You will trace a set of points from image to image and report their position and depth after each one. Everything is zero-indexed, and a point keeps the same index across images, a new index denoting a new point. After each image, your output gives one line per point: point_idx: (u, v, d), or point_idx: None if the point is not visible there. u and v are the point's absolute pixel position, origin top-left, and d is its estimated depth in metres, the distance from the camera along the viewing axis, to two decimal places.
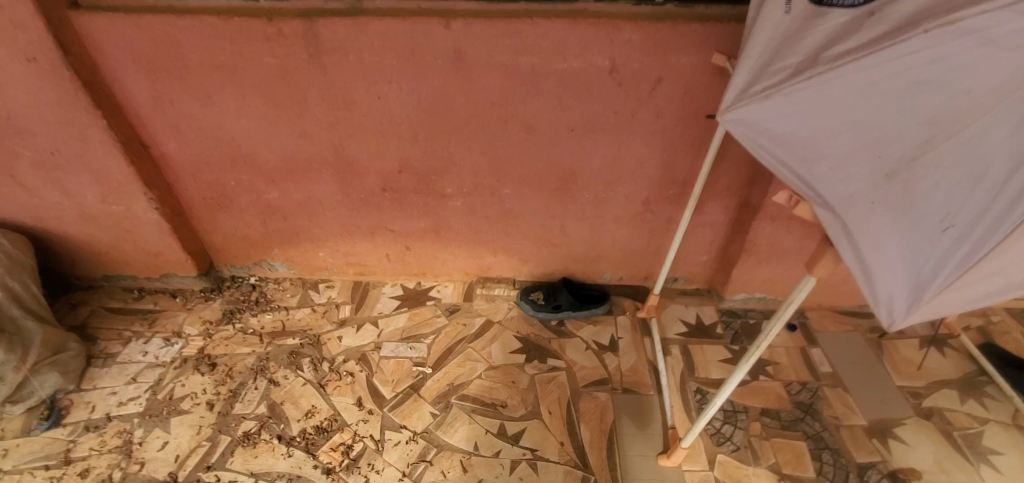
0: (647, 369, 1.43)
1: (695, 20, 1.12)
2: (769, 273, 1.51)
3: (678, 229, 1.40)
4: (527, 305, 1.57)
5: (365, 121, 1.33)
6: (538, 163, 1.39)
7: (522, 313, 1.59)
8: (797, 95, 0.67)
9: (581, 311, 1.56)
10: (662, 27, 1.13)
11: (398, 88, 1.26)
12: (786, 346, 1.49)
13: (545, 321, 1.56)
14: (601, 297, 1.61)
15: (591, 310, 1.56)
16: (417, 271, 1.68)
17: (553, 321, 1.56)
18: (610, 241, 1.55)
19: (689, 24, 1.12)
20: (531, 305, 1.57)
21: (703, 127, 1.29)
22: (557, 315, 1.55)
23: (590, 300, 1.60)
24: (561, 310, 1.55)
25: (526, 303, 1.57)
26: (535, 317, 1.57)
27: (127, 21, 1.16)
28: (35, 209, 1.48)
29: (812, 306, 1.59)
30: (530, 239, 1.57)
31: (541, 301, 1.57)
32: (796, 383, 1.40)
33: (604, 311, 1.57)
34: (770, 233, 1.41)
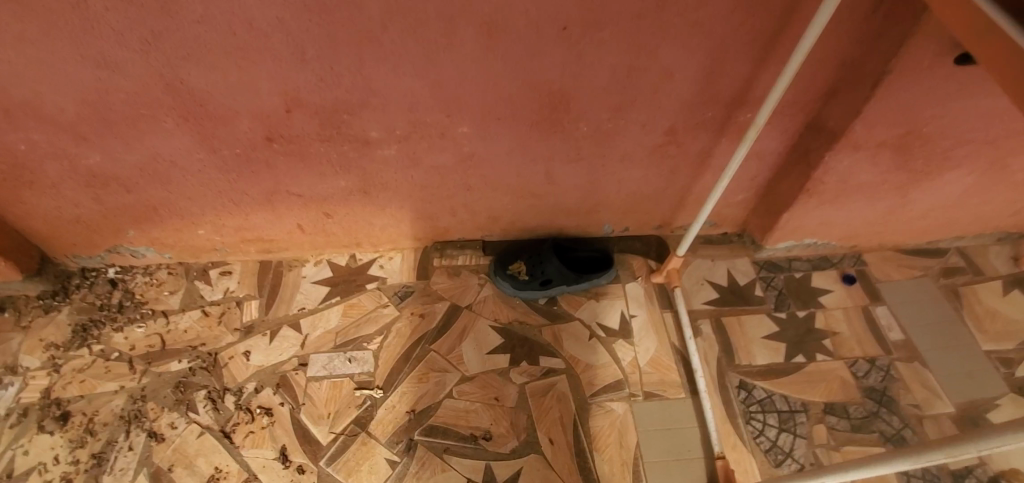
0: (674, 360, 1.07)
1: None
2: (829, 215, 1.11)
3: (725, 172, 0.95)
4: (507, 283, 1.14)
5: (208, 34, 0.76)
6: (510, 85, 0.87)
7: (499, 293, 1.17)
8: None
9: (578, 285, 1.14)
10: None
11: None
12: (845, 308, 1.15)
13: (532, 302, 1.15)
14: (602, 259, 1.18)
15: (591, 282, 1.14)
16: (347, 242, 1.20)
17: (543, 301, 1.15)
18: (615, 187, 1.10)
19: None
20: (512, 282, 1.14)
21: (778, 11, 0.79)
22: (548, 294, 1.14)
23: (588, 268, 1.18)
24: (552, 286, 1.13)
25: (504, 280, 1.14)
26: (518, 297, 1.15)
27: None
28: None
29: (872, 247, 1.23)
30: (504, 193, 1.10)
31: (524, 276, 1.14)
32: (862, 360, 1.09)
33: (607, 281, 1.16)
34: (845, 167, 0.99)
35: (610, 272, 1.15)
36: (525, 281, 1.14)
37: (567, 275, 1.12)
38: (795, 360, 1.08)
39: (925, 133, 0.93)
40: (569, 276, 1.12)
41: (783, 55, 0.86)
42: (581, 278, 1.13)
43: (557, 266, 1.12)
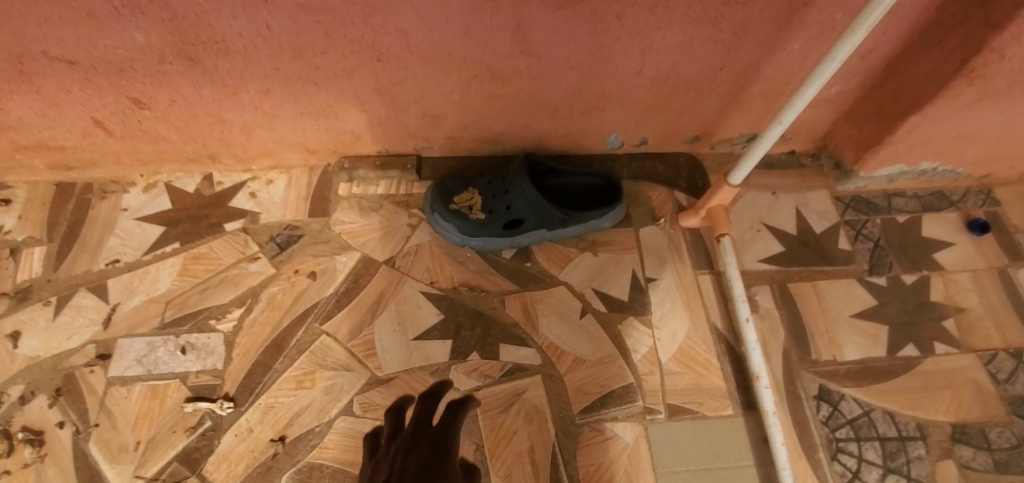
0: (717, 355, 0.67)
1: None
2: (981, 122, 0.67)
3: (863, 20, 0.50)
4: (451, 225, 0.70)
5: None
6: None
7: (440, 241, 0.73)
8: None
9: (563, 232, 0.71)
10: None
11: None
12: (974, 271, 0.75)
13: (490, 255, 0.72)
14: (603, 190, 0.74)
15: (585, 225, 0.71)
16: (192, 156, 0.74)
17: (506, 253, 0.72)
18: (635, 64, 0.64)
19: None
20: (459, 223, 0.70)
21: None
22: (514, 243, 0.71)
23: (580, 202, 0.74)
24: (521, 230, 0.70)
25: (447, 220, 0.70)
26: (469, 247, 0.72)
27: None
28: None
29: (1010, 179, 0.80)
30: (441, 74, 0.63)
31: (477, 216, 0.69)
32: (1004, 354, 0.69)
33: (609, 226, 0.73)
34: None
35: (616, 210, 0.72)
36: (478, 222, 0.69)
37: (547, 214, 0.68)
38: (902, 354, 0.69)
39: None
40: (549, 216, 0.69)
41: None
42: (568, 220, 0.69)
43: (529, 198, 0.68)
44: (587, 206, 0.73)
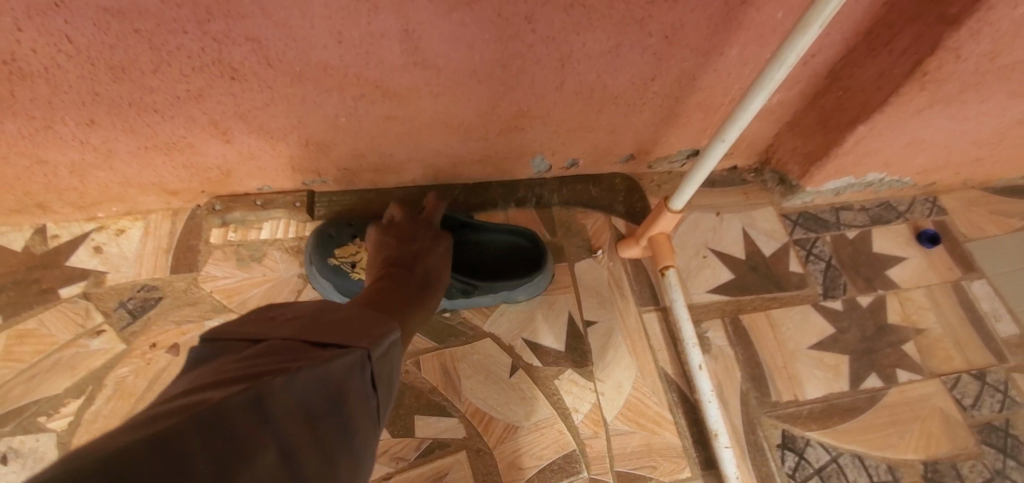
0: (670, 407, 0.58)
1: None
2: (925, 129, 0.62)
3: (814, 20, 0.43)
4: (327, 283, 0.58)
5: None
6: None
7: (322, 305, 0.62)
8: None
9: (465, 302, 0.59)
10: None
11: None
12: (927, 286, 0.71)
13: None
14: (529, 254, 0.62)
15: (491, 297, 0.59)
16: (13, 205, 0.59)
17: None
18: (554, 77, 0.54)
19: None
20: (337, 282, 0.58)
21: None
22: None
23: (496, 266, 0.62)
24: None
25: (324, 277, 0.58)
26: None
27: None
28: None
29: (952, 187, 0.78)
30: (320, 94, 0.51)
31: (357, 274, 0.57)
32: (967, 376, 0.64)
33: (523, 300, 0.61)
34: (1009, 21, 0.49)
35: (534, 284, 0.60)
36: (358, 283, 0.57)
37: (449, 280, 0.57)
38: (865, 386, 0.63)
39: None
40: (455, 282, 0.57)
41: None
42: (470, 290, 0.58)
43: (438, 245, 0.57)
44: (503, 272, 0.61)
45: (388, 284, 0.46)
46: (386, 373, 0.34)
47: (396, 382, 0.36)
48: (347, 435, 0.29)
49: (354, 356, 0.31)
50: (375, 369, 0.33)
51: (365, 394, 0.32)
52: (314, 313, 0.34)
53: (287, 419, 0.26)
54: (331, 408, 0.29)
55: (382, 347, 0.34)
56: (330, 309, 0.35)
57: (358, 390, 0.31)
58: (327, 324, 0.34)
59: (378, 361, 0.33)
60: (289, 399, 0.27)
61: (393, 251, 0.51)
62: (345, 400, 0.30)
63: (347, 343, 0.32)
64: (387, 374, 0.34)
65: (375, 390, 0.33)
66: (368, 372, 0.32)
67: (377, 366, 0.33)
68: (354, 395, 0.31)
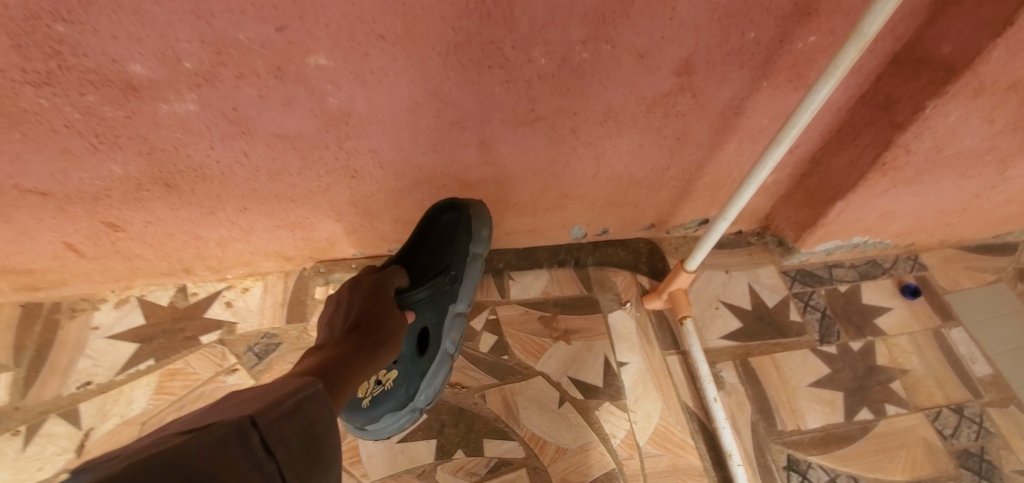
0: (690, 433, 0.70)
1: None
2: (895, 201, 0.76)
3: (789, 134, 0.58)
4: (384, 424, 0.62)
5: None
6: None
7: (392, 434, 0.65)
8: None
9: (465, 290, 0.67)
10: None
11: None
12: (912, 332, 0.83)
13: (441, 388, 0.66)
14: (456, 219, 0.69)
15: (465, 269, 0.68)
16: (166, 269, 0.74)
17: (449, 369, 0.66)
18: (592, 168, 0.70)
19: None
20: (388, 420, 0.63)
21: None
22: (446, 361, 0.65)
23: (442, 255, 0.70)
24: (432, 346, 0.65)
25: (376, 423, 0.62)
26: (415, 413, 0.64)
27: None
28: None
29: (929, 246, 0.92)
30: (414, 185, 0.68)
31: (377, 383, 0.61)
32: (947, 409, 0.75)
33: (490, 235, 0.68)
34: (947, 126, 0.63)
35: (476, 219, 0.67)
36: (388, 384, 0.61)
37: (428, 292, 0.67)
38: (858, 418, 0.74)
39: None
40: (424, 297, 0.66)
41: None
42: (453, 276, 0.67)
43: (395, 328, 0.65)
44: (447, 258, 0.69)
45: (329, 347, 0.52)
46: (293, 435, 0.36)
47: (334, 426, 0.40)
48: None
49: (230, 427, 0.32)
50: (266, 436, 0.34)
51: (258, 462, 0.32)
52: (199, 413, 0.35)
53: None
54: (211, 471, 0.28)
55: (282, 411, 0.36)
56: (222, 404, 0.37)
57: (246, 456, 0.31)
58: (224, 411, 0.35)
59: (271, 428, 0.34)
60: (159, 466, 0.27)
61: (332, 325, 0.58)
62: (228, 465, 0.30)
63: (224, 420, 0.33)
64: (288, 432, 0.35)
65: (273, 456, 0.33)
66: (259, 437, 0.33)
67: (272, 435, 0.34)
68: (238, 459, 0.31)
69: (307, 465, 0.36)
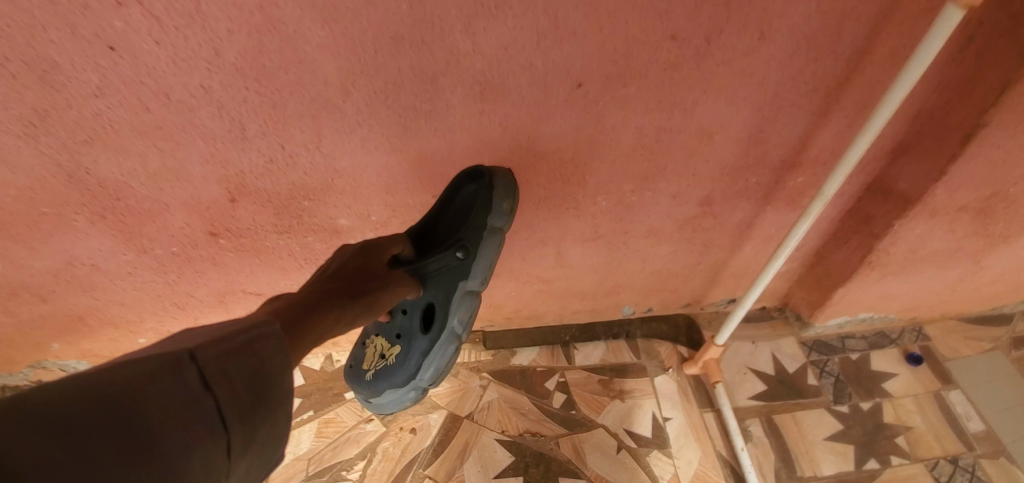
0: (724, 476, 0.89)
1: None
2: (889, 287, 0.95)
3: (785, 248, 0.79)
4: (393, 399, 0.73)
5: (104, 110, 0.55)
6: (514, 160, 0.69)
7: (405, 407, 0.75)
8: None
9: (476, 267, 0.70)
10: None
11: (143, 11, 0.47)
12: (915, 394, 0.99)
13: (447, 361, 0.72)
14: (477, 187, 0.68)
15: (478, 240, 0.69)
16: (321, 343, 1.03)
17: (452, 347, 0.71)
18: (639, 266, 0.93)
19: None
20: (395, 394, 0.73)
21: (846, 53, 0.62)
22: (450, 337, 0.71)
23: (460, 223, 0.71)
24: (438, 323, 0.70)
25: (386, 399, 0.74)
26: (421, 388, 0.73)
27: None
28: None
29: (931, 319, 1.08)
30: (505, 281, 0.93)
31: (386, 360, 0.72)
32: (943, 461, 0.91)
33: (512, 209, 0.68)
34: (917, 235, 0.82)
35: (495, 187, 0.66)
36: (394, 363, 0.72)
37: (438, 262, 0.70)
38: (866, 467, 0.90)
39: (1013, 192, 0.77)
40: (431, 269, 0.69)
41: (847, 108, 0.69)
42: (464, 248, 0.69)
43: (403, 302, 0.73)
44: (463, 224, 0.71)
45: (310, 290, 0.58)
46: (237, 372, 0.41)
47: (286, 370, 0.45)
48: (158, 423, 0.35)
49: (167, 362, 0.38)
50: (205, 369, 0.39)
51: (193, 396, 0.38)
52: (160, 344, 0.42)
53: (77, 419, 0.33)
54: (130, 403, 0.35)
55: (228, 348, 0.42)
56: (185, 337, 0.43)
57: (180, 388, 0.37)
58: (178, 344, 0.42)
59: (212, 362, 0.40)
60: (86, 401, 0.33)
61: (326, 268, 0.64)
62: (149, 396, 0.36)
63: (165, 353, 0.39)
64: (227, 368, 0.41)
65: (211, 391, 0.39)
66: (197, 371, 0.39)
67: (212, 373, 0.40)
68: (167, 391, 0.37)
69: (251, 402, 0.41)
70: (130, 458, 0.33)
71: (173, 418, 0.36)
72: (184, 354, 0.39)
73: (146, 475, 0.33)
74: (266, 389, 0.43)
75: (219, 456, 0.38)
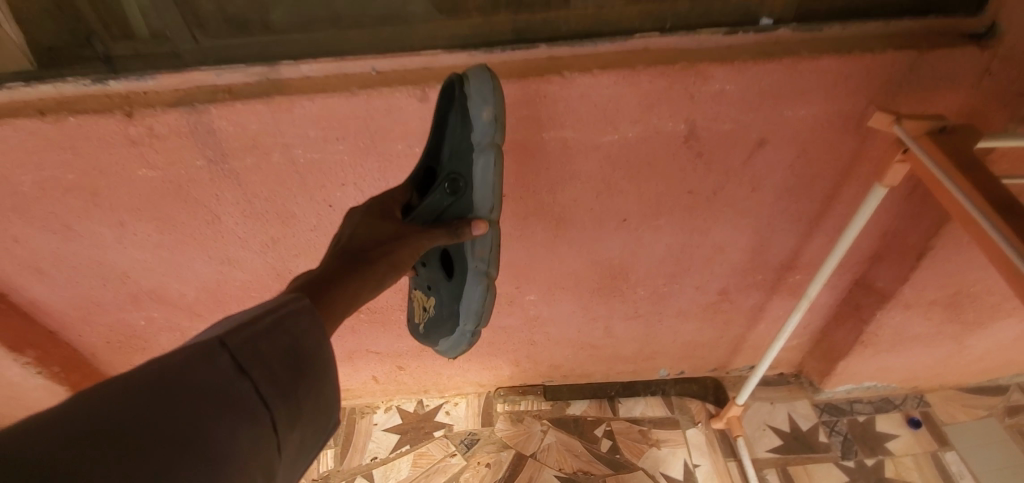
0: None
1: (832, 51, 0.65)
2: (884, 361, 1.14)
3: (783, 331, 1.00)
4: (445, 343, 0.80)
5: (311, 238, 0.86)
6: (575, 263, 0.95)
7: (462, 352, 0.80)
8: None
9: (478, 196, 0.66)
10: (776, 70, 0.65)
11: (355, 189, 0.77)
12: (915, 453, 1.16)
13: (482, 302, 0.72)
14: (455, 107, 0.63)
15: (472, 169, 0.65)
16: (415, 390, 1.31)
17: (482, 287, 0.71)
18: (671, 337, 1.16)
19: (823, 60, 0.65)
20: (448, 338, 0.79)
21: (820, 198, 0.85)
22: (477, 276, 0.71)
23: (454, 148, 0.67)
24: (461, 269, 0.73)
25: (441, 343, 0.81)
26: (469, 332, 0.76)
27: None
28: None
29: (933, 387, 1.24)
30: (562, 348, 1.19)
31: (432, 311, 0.81)
32: None
33: (495, 117, 0.60)
34: (898, 321, 1.02)
35: (469, 100, 0.60)
36: (441, 311, 0.79)
37: (437, 201, 0.68)
38: None
39: (975, 291, 0.96)
40: (434, 211, 0.69)
41: (828, 230, 0.91)
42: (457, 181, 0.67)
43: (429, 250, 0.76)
44: (456, 154, 0.67)
45: (325, 266, 0.61)
46: (269, 353, 0.46)
47: (324, 342, 0.51)
48: (194, 421, 0.39)
49: (203, 351, 0.43)
50: (237, 354, 0.44)
51: (231, 379, 0.42)
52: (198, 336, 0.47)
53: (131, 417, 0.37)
54: (170, 401, 0.39)
55: (254, 333, 0.46)
56: (221, 323, 0.48)
57: (217, 374, 0.42)
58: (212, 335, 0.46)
59: (242, 346, 0.45)
60: (134, 398, 0.38)
61: (343, 231, 0.67)
62: (188, 386, 0.40)
63: (201, 344, 0.43)
64: (255, 351, 0.45)
65: (248, 373, 0.44)
66: (230, 357, 0.44)
67: (246, 355, 0.44)
68: (205, 380, 0.41)
69: (290, 378, 0.47)
70: (186, 451, 0.37)
71: (218, 399, 0.41)
72: (215, 343, 0.44)
73: (206, 456, 0.38)
74: (300, 365, 0.48)
75: (269, 428, 0.43)
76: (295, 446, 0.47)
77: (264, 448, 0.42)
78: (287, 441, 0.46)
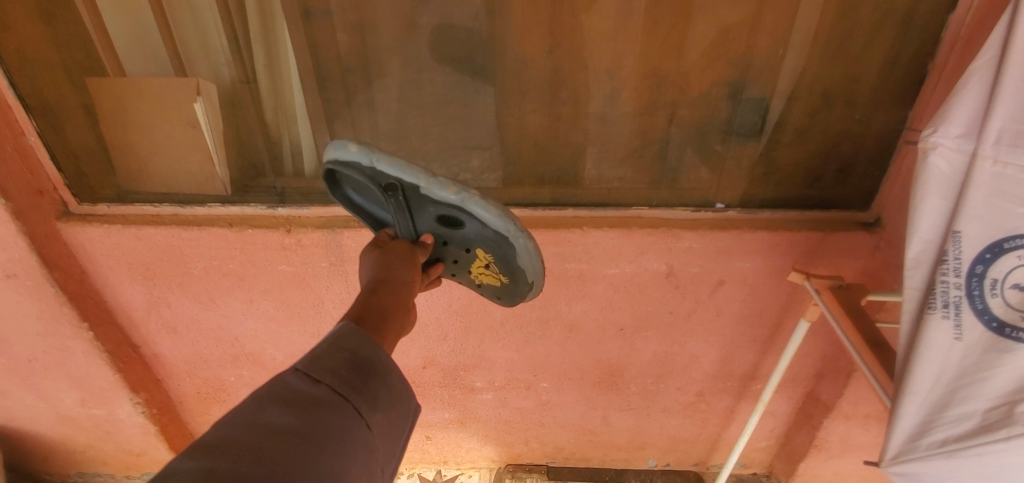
0: None
1: (763, 228, 0.96)
2: (837, 465, 1.35)
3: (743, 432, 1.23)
4: (522, 259, 0.80)
5: None
6: (582, 359, 1.22)
7: (539, 252, 0.79)
8: (977, 386, 0.58)
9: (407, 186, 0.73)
10: (727, 236, 0.97)
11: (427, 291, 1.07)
12: None
13: (491, 210, 0.74)
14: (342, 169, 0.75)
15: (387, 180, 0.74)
16: (436, 459, 1.52)
17: (478, 202, 0.73)
18: (657, 429, 1.39)
19: (757, 233, 0.96)
20: (517, 256, 0.80)
21: (769, 325, 1.13)
22: (469, 201, 0.73)
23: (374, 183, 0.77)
24: (464, 218, 0.77)
25: (521, 261, 0.81)
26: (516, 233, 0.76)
27: (96, 228, 1.00)
28: (16, 413, 1.30)
29: None
30: (566, 431, 1.41)
31: (492, 257, 0.83)
32: None
33: (355, 146, 0.72)
34: (843, 430, 1.25)
35: (341, 156, 0.73)
36: (493, 247, 0.81)
37: (401, 209, 0.77)
38: None
39: None
40: (404, 209, 0.78)
41: (778, 350, 1.18)
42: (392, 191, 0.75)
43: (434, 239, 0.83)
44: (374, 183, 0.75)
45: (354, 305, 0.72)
46: (337, 366, 0.59)
47: (376, 351, 0.63)
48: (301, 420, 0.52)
49: (291, 379, 0.56)
50: (312, 371, 0.57)
51: (312, 389, 0.56)
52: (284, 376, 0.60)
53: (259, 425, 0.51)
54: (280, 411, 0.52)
55: (318, 356, 0.59)
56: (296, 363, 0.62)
57: (306, 389, 0.56)
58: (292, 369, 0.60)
59: (314, 366, 0.58)
60: (255, 414, 0.52)
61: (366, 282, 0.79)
62: (289, 400, 0.54)
63: (287, 374, 0.57)
64: (326, 366, 0.58)
65: (321, 383, 0.57)
66: (304, 375, 0.57)
67: (315, 371, 0.57)
68: (297, 394, 0.55)
69: (362, 380, 0.59)
70: (308, 437, 0.51)
71: (310, 403, 0.54)
72: (292, 373, 0.57)
73: (319, 441, 0.51)
74: (367, 369, 0.61)
75: (356, 415, 0.56)
76: (385, 427, 0.59)
77: (356, 429, 0.55)
78: (374, 422, 0.58)
